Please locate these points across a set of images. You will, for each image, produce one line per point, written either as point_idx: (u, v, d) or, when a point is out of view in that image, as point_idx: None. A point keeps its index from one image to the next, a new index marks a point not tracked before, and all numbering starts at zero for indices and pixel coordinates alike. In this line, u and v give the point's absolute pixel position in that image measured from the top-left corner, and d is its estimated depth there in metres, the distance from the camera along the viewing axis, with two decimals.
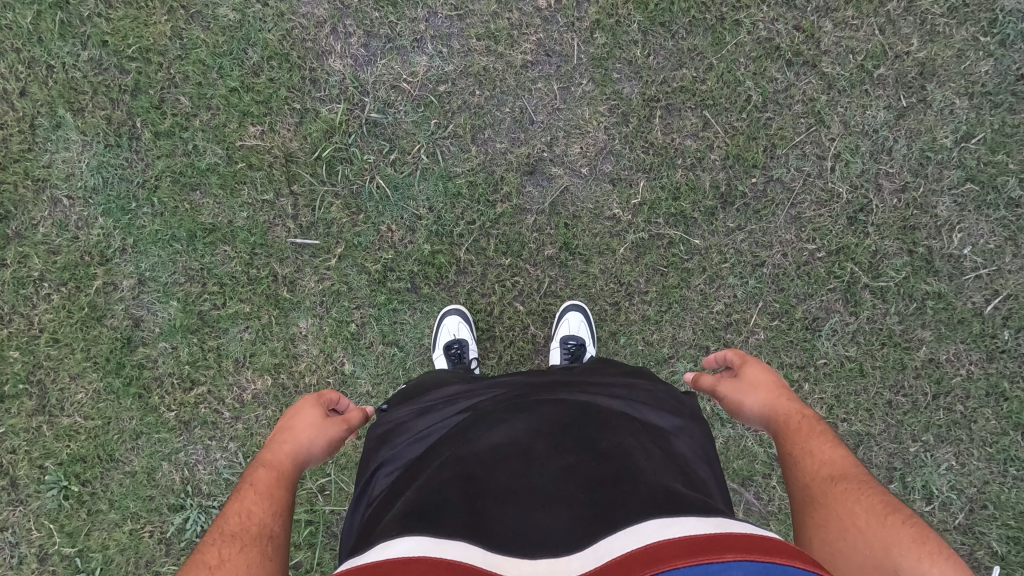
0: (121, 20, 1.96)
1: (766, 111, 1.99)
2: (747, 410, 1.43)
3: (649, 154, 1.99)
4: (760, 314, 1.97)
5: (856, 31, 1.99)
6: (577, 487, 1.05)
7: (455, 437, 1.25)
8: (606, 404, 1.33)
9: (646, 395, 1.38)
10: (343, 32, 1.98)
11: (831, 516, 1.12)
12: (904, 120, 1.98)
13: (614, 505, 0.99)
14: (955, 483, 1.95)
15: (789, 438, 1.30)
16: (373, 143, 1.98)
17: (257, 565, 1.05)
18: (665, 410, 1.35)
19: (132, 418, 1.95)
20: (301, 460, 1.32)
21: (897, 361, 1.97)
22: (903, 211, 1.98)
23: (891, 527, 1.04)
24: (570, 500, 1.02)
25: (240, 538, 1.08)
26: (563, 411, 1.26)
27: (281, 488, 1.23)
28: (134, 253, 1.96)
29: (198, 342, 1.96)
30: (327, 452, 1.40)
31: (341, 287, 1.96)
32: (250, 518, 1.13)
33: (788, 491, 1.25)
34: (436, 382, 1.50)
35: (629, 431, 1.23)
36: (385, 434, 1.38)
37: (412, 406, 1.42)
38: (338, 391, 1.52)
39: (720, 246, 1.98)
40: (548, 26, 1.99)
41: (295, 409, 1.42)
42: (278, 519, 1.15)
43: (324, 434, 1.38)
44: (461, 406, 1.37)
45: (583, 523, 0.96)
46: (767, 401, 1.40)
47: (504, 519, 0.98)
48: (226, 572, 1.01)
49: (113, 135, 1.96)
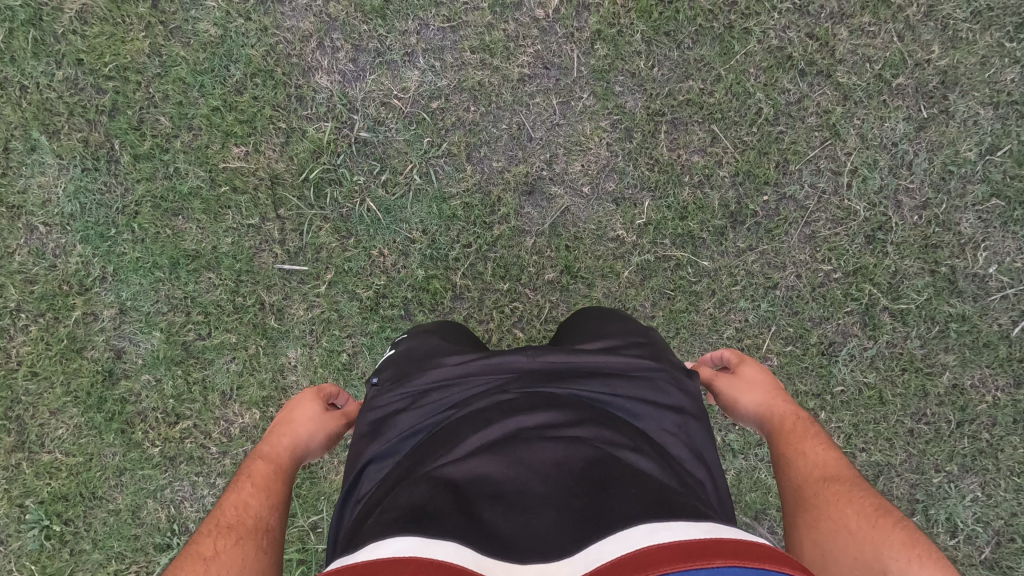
0: (97, 37, 1.85)
1: (778, 124, 1.87)
2: (744, 409, 1.47)
3: (653, 172, 1.88)
4: (772, 340, 1.87)
5: (873, 38, 1.86)
6: (568, 491, 0.97)
7: (445, 436, 1.13)
8: (602, 392, 1.22)
9: (649, 382, 1.25)
10: (330, 47, 1.88)
11: (822, 516, 1.16)
12: (924, 132, 1.86)
13: (606, 511, 0.92)
14: (980, 516, 1.86)
15: (784, 438, 1.34)
16: (363, 163, 1.88)
17: (253, 557, 1.10)
18: (668, 401, 1.24)
19: (115, 454, 1.87)
20: (299, 452, 1.42)
21: (919, 388, 1.87)
22: (924, 229, 1.86)
23: (882, 528, 1.09)
24: (562, 507, 0.94)
25: (236, 530, 1.14)
26: (565, 413, 1.13)
27: (278, 482, 1.29)
28: (115, 282, 1.87)
29: (183, 374, 1.88)
30: (326, 444, 1.49)
31: (332, 315, 1.88)
32: (247, 511, 1.19)
33: (781, 489, 1.29)
34: (428, 353, 1.33)
35: (631, 441, 1.12)
36: (373, 423, 1.23)
37: (401, 390, 1.25)
38: (336, 386, 1.62)
39: (730, 268, 1.87)
40: (546, 37, 1.87)
41: (293, 402, 1.52)
42: (274, 512, 1.21)
43: (323, 428, 1.48)
44: (456, 398, 1.22)
45: (573, 531, 0.89)
46: (764, 402, 1.44)
47: (506, 542, 0.88)
48: (222, 564, 1.06)
49: (90, 159, 1.86)
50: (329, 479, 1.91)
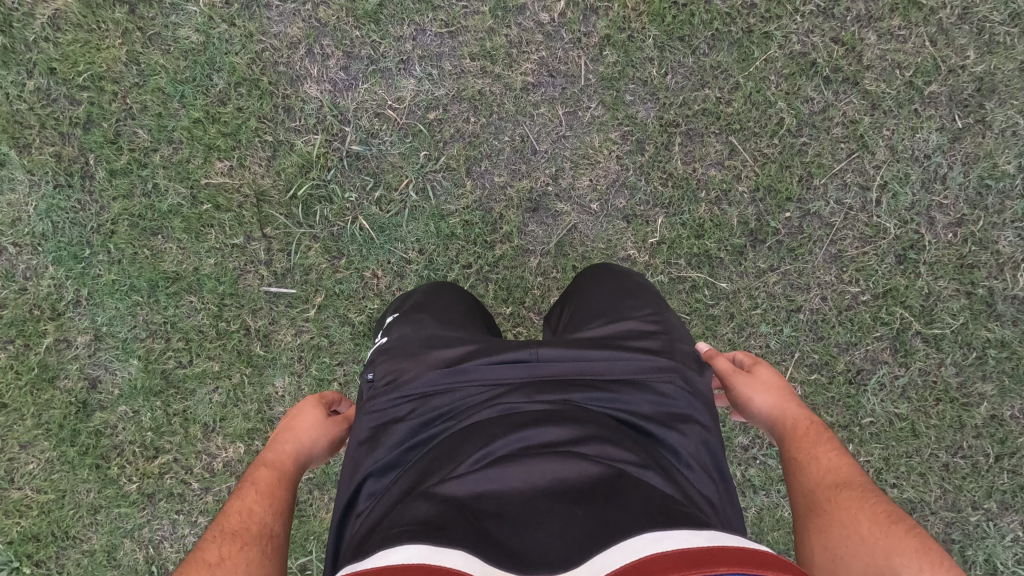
0: (71, 44, 1.73)
1: (801, 135, 1.75)
2: (754, 409, 1.29)
3: (667, 187, 1.75)
4: (796, 367, 1.74)
5: (903, 43, 1.73)
6: (577, 504, 0.85)
7: (447, 446, 1.01)
8: (614, 392, 1.09)
9: (665, 381, 1.13)
10: (320, 54, 1.75)
11: (834, 524, 1.02)
12: (959, 144, 1.73)
13: (619, 522, 0.81)
14: (1021, 556, 1.73)
15: (795, 441, 1.19)
16: (355, 178, 1.75)
17: (257, 566, 0.99)
18: (685, 405, 1.12)
19: (89, 490, 1.74)
20: (304, 459, 1.25)
21: (955, 419, 1.73)
22: (959, 248, 1.73)
23: (892, 537, 0.96)
24: (572, 520, 0.82)
25: (240, 537, 1.02)
26: (573, 420, 1.01)
27: (283, 486, 1.16)
28: (89, 306, 1.75)
29: (162, 406, 1.75)
30: (332, 449, 1.33)
31: (322, 341, 1.75)
32: (251, 516, 1.07)
33: (790, 496, 1.14)
34: (425, 345, 1.20)
35: (643, 451, 1.00)
36: (371, 430, 1.09)
37: (398, 391, 1.13)
38: (339, 392, 1.44)
39: (750, 290, 1.74)
40: (551, 43, 1.75)
41: (296, 408, 1.34)
42: (280, 518, 1.09)
43: (328, 434, 1.30)
44: (458, 402, 1.09)
45: (583, 545, 0.78)
46: (775, 403, 1.27)
47: (521, 566, 0.75)
48: (225, 571, 0.96)
49: (63, 175, 1.74)
50: (319, 517, 1.78)
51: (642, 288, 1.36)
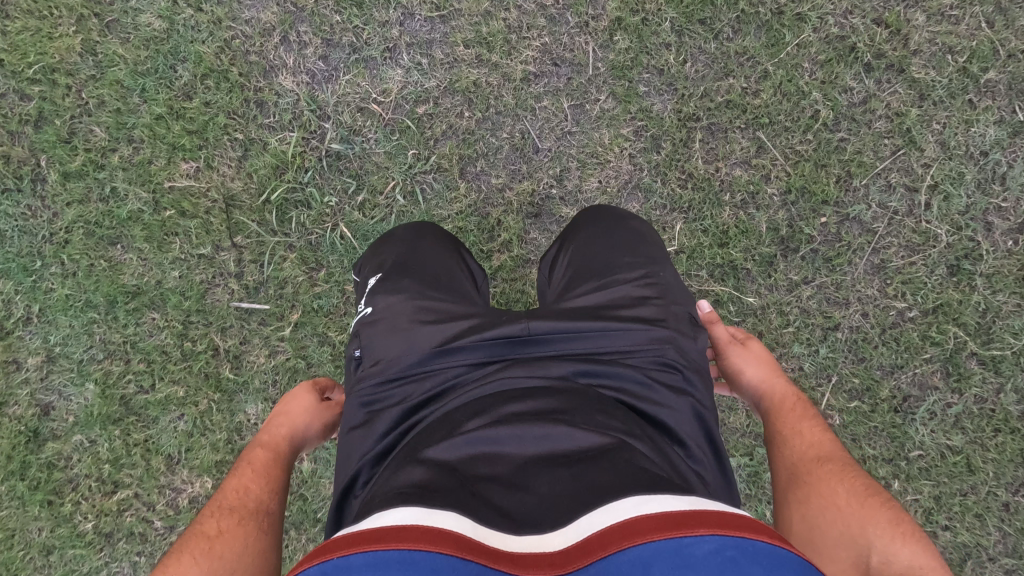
0: (20, 33, 1.55)
1: (838, 130, 1.54)
2: (744, 381, 1.19)
3: (686, 189, 1.55)
4: (833, 393, 1.54)
5: (955, 24, 1.52)
6: (575, 484, 0.69)
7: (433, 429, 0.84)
8: (617, 365, 0.91)
9: (671, 352, 0.94)
10: (296, 42, 1.57)
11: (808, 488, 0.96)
12: (1020, 138, 1.52)
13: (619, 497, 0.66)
14: None
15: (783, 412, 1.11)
16: (335, 180, 1.57)
17: (256, 540, 0.88)
18: (696, 383, 0.94)
19: (40, 530, 1.55)
20: (299, 442, 1.14)
21: (1016, 453, 1.52)
22: (1020, 256, 1.52)
23: (866, 506, 0.89)
24: (569, 502, 0.67)
25: (237, 511, 0.91)
26: (570, 393, 0.84)
27: (280, 466, 1.05)
28: (41, 324, 1.57)
29: (121, 436, 1.57)
30: (324, 435, 1.21)
31: (299, 364, 1.56)
32: (247, 493, 0.96)
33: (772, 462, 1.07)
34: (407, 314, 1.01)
35: (638, 423, 0.84)
36: (366, 416, 0.92)
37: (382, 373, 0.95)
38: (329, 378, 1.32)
39: (781, 305, 1.54)
40: (554, 27, 1.56)
41: (287, 394, 1.23)
42: (278, 494, 0.98)
43: (323, 418, 1.19)
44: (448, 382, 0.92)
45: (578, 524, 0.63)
46: (770, 377, 1.18)
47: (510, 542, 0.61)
48: (225, 544, 0.85)
49: (11, 178, 1.56)
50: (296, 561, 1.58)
51: (643, 239, 1.15)
